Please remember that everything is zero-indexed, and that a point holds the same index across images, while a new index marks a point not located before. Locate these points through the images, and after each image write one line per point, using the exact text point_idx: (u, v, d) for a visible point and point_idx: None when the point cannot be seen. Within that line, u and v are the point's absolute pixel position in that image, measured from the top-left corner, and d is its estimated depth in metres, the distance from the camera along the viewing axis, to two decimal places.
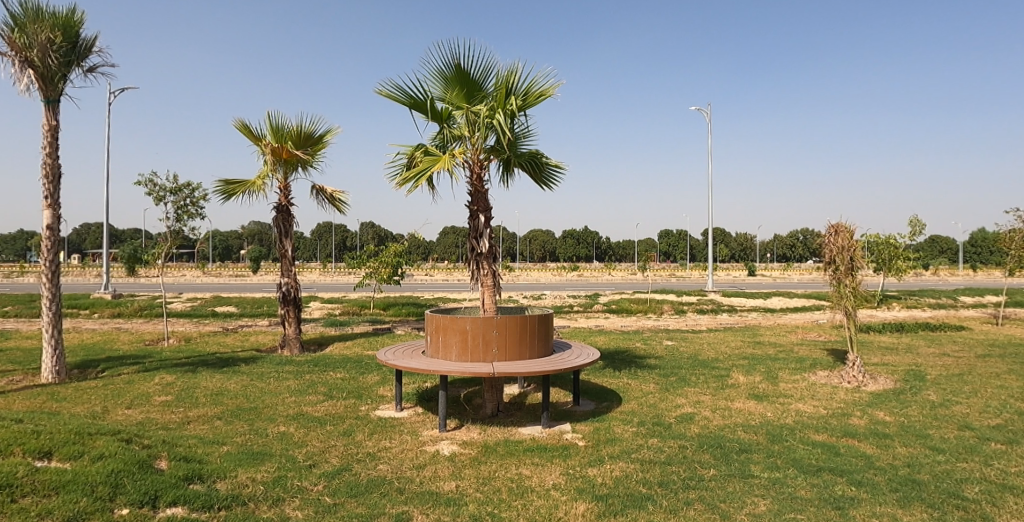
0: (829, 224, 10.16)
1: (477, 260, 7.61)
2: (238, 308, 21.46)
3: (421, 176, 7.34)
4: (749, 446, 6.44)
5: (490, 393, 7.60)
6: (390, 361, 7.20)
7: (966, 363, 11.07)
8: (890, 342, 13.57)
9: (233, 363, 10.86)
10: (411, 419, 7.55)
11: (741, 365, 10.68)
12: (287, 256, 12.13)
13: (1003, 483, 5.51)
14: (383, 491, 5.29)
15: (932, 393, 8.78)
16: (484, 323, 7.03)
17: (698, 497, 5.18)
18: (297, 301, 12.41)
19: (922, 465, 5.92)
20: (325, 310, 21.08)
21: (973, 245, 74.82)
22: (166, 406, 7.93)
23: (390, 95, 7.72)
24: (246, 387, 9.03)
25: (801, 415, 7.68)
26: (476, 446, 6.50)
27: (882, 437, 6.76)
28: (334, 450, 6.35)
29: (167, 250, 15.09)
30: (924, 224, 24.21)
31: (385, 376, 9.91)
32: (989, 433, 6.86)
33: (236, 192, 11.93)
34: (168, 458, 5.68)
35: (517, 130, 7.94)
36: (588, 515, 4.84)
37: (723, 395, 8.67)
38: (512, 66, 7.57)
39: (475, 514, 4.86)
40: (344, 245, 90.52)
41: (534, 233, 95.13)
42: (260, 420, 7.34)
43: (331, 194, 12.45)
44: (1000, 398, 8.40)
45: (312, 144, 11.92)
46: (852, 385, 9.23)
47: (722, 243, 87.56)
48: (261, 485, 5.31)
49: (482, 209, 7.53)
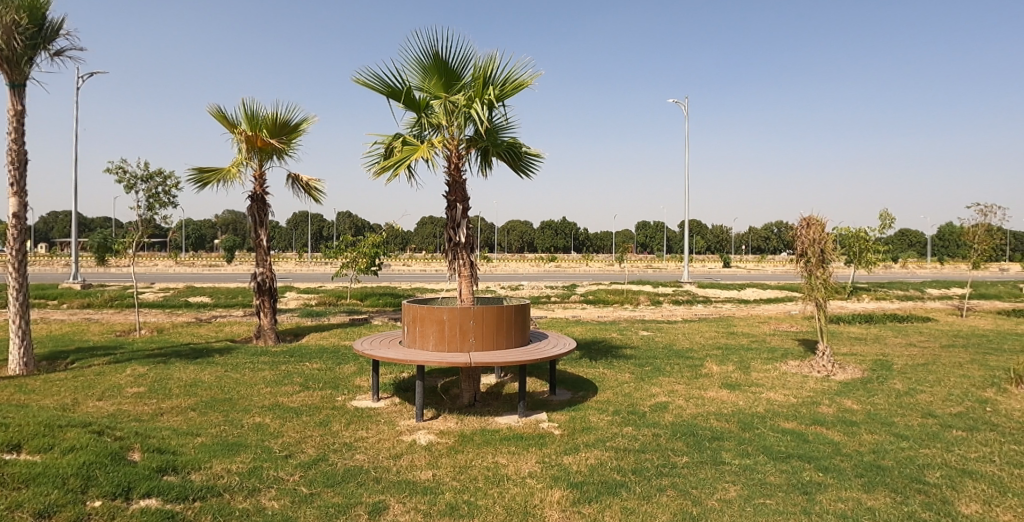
0: (801, 217, 10.37)
1: (454, 250, 7.59)
2: (211, 298, 21.19)
3: (399, 164, 7.29)
4: (721, 434, 6.59)
5: (467, 383, 7.65)
6: (366, 352, 7.16)
7: (930, 353, 11.41)
8: (859, 333, 13.90)
9: (207, 354, 10.71)
10: (388, 409, 7.56)
11: (715, 356, 10.84)
12: (262, 245, 12.02)
13: (963, 468, 5.73)
14: (360, 481, 5.31)
15: (898, 382, 9.05)
16: (461, 313, 7.06)
17: (671, 483, 5.29)
18: (272, 292, 12.26)
19: (887, 452, 6.12)
20: (302, 301, 20.94)
21: (940, 239, 76.66)
22: (139, 397, 7.82)
23: (366, 84, 7.67)
24: (220, 378, 8.92)
25: (772, 403, 7.85)
26: (452, 435, 6.54)
27: (849, 425, 6.95)
28: (310, 440, 6.35)
29: (139, 239, 14.81)
30: (894, 218, 24.71)
31: (361, 366, 9.90)
32: (951, 421, 7.10)
33: (209, 180, 11.75)
34: (140, 450, 5.63)
35: (495, 121, 7.94)
36: (564, 503, 4.92)
37: (697, 384, 8.82)
38: (490, 56, 7.56)
39: (452, 502, 4.91)
40: (320, 236, 89.80)
41: (512, 225, 95.25)
42: (234, 411, 7.28)
43: (307, 183, 12.33)
44: (962, 387, 8.69)
45: (287, 132, 11.80)
46: (822, 375, 9.46)
47: (697, 236, 88.57)
48: (236, 476, 5.28)
49: (460, 198, 7.53)
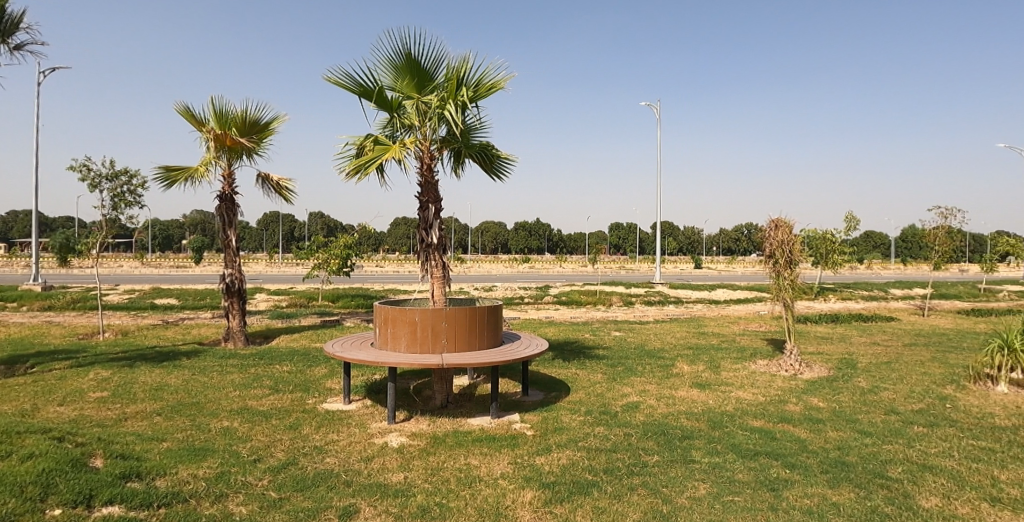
0: (770, 219, 10.57)
1: (426, 251, 7.55)
2: (178, 300, 20.73)
3: (371, 165, 7.23)
4: (691, 432, 6.67)
5: (439, 384, 7.62)
6: (336, 354, 7.08)
7: (893, 351, 11.73)
8: (826, 333, 14.22)
9: (174, 357, 10.48)
10: (360, 411, 7.49)
11: (686, 355, 10.99)
12: (231, 246, 11.81)
13: (923, 463, 5.90)
14: (330, 484, 5.24)
15: (862, 380, 9.28)
16: (433, 314, 7.03)
17: (641, 482, 5.34)
18: (241, 293, 12.05)
19: (851, 448, 6.27)
20: (272, 302, 20.63)
21: (904, 241, 78.86)
22: (102, 402, 7.61)
23: (337, 83, 7.59)
24: (187, 382, 8.73)
25: (741, 402, 7.99)
26: (424, 437, 6.50)
27: (815, 422, 7.11)
28: (279, 444, 6.25)
29: (103, 240, 14.42)
30: (859, 220, 25.35)
31: (333, 369, 9.79)
32: (912, 417, 7.31)
33: (176, 180, 11.50)
34: (103, 456, 5.48)
35: (468, 122, 7.93)
36: (536, 503, 4.93)
37: (668, 383, 8.93)
38: (463, 57, 7.55)
39: (424, 504, 4.88)
40: (291, 237, 88.58)
41: (486, 226, 95.21)
42: (201, 416, 7.13)
43: (277, 183, 12.15)
44: (924, 385, 8.94)
45: (257, 131, 11.61)
46: (789, 373, 9.65)
47: (669, 237, 89.59)
48: (202, 482, 5.18)
49: (432, 199, 7.50)
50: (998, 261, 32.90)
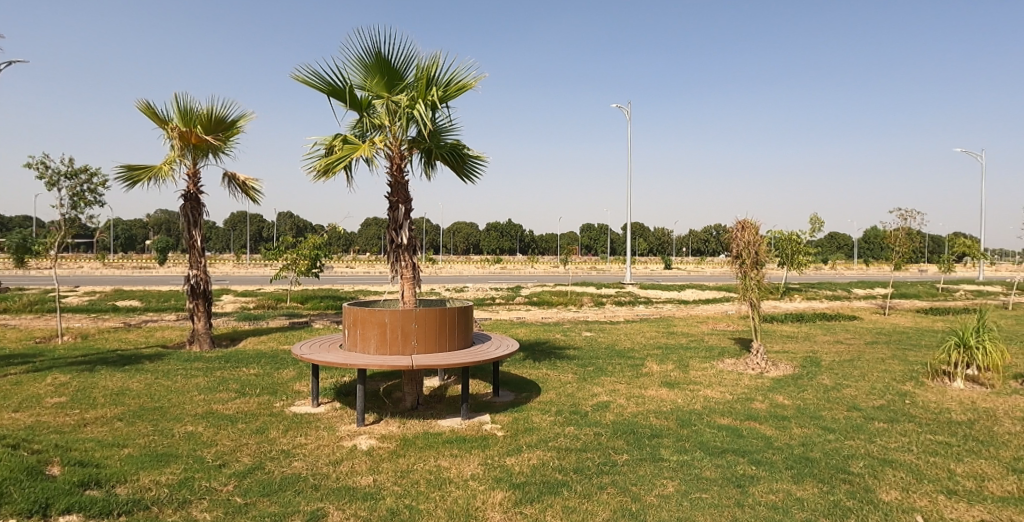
0: (737, 220, 10.75)
1: (396, 252, 7.49)
2: (141, 302, 20.20)
3: (339, 164, 7.14)
4: (660, 431, 6.75)
5: (409, 386, 7.57)
6: (305, 356, 6.98)
7: (855, 349, 12.04)
8: (791, 331, 14.52)
9: (136, 361, 10.20)
10: (328, 414, 7.40)
11: (655, 355, 11.11)
12: (196, 246, 11.55)
13: (884, 458, 6.07)
14: (297, 489, 5.16)
15: (826, 377, 9.51)
16: (403, 315, 6.98)
17: (611, 481, 5.38)
18: (207, 295, 11.80)
19: (815, 444, 6.41)
20: (239, 304, 20.23)
21: (866, 242, 81.06)
22: (60, 408, 7.37)
23: (306, 81, 7.49)
24: (150, 386, 8.50)
25: (709, 400, 8.11)
26: (394, 439, 6.45)
27: (781, 419, 7.25)
28: (245, 448, 6.13)
29: (61, 240, 13.97)
30: (823, 222, 25.96)
31: (301, 371, 9.64)
32: (873, 413, 7.51)
33: (139, 178, 11.21)
34: (60, 464, 5.31)
35: (438, 122, 7.90)
36: (506, 503, 4.93)
37: (637, 383, 9.01)
38: (433, 57, 7.51)
39: (393, 507, 4.84)
40: (259, 237, 87.06)
41: (458, 226, 94.96)
42: (164, 420, 6.96)
43: (244, 182, 11.93)
44: (884, 381, 9.19)
45: (223, 129, 11.39)
46: (756, 372, 9.83)
47: (640, 238, 90.50)
48: (165, 488, 5.05)
49: (402, 200, 7.44)
50: (954, 261, 34.02)
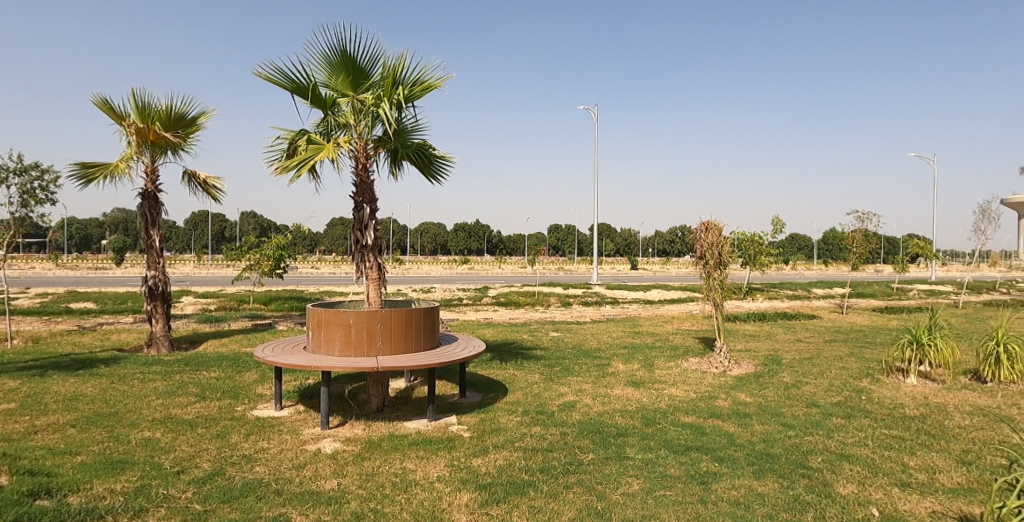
0: (701, 221, 10.93)
1: (361, 252, 7.41)
2: (96, 304, 19.55)
3: (303, 164, 7.03)
4: (625, 430, 6.81)
5: (375, 388, 7.50)
6: (267, 359, 6.84)
7: (814, 348, 12.36)
8: (753, 330, 14.83)
9: (91, 365, 9.86)
10: (292, 417, 7.27)
11: (621, 354, 11.23)
12: (154, 246, 11.23)
13: (841, 452, 6.24)
14: (259, 494, 5.06)
15: (786, 375, 9.74)
16: (368, 317, 6.90)
17: (577, 480, 5.41)
18: (166, 296, 11.48)
19: (775, 440, 6.56)
20: (200, 305, 19.73)
21: (825, 243, 83.36)
22: (9, 415, 7.08)
23: (269, 78, 7.36)
24: (105, 391, 8.23)
25: (673, 399, 8.23)
26: (359, 442, 6.37)
27: (742, 416, 7.40)
28: (205, 454, 5.98)
29: (10, 239, 13.42)
30: (784, 223, 26.59)
31: (264, 374, 9.45)
32: (831, 409, 7.72)
33: (93, 176, 10.85)
34: (8, 473, 5.10)
35: (404, 122, 7.84)
36: (472, 505, 4.92)
37: (603, 382, 9.08)
38: (399, 56, 7.47)
39: (358, 511, 4.78)
40: (221, 237, 85.11)
41: (426, 226, 94.41)
42: (120, 426, 6.74)
43: (205, 181, 11.65)
44: (842, 378, 9.46)
45: (183, 126, 11.10)
46: (719, 370, 10.01)
47: (607, 239, 91.36)
48: (120, 496, 4.90)
49: (367, 200, 7.36)
50: (908, 261, 35.21)
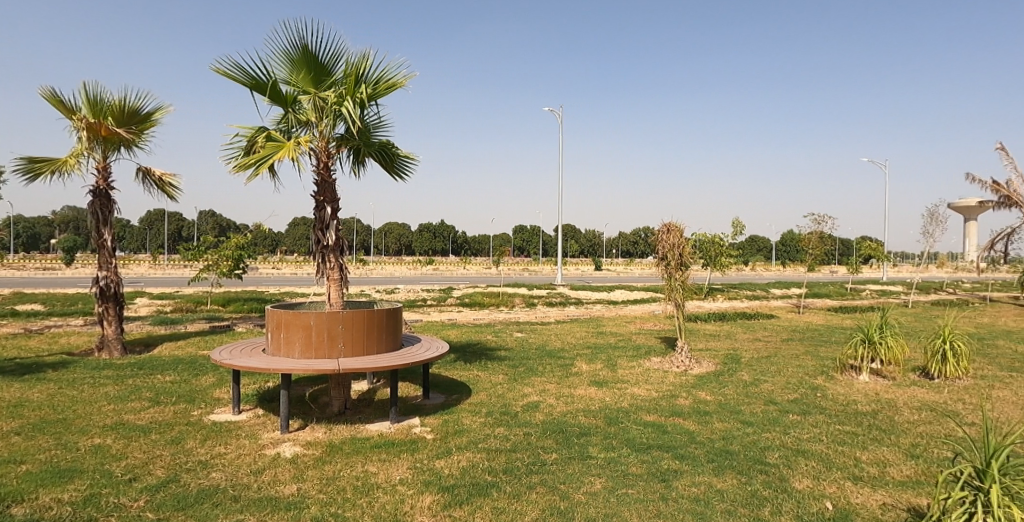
0: (662, 223, 11.10)
1: (323, 252, 7.29)
2: (44, 306, 18.77)
3: (263, 162, 6.88)
4: (588, 429, 6.87)
5: (336, 390, 7.39)
6: (224, 361, 6.67)
7: (772, 347, 12.67)
8: (713, 330, 15.13)
9: (37, 370, 9.46)
10: (250, 421, 7.11)
11: (585, 355, 11.31)
12: (106, 246, 10.85)
13: (797, 448, 6.41)
14: (215, 501, 4.93)
15: (744, 373, 9.96)
16: (329, 318, 6.79)
17: (540, 480, 5.43)
18: (118, 298, 11.10)
19: (734, 437, 6.70)
20: (155, 307, 19.14)
21: (783, 245, 85.61)
22: None
23: (227, 74, 7.19)
24: (52, 397, 7.91)
25: (635, 398, 8.33)
26: (320, 446, 6.27)
27: (703, 415, 7.54)
28: (159, 460, 5.80)
29: None
30: (744, 225, 27.21)
31: (222, 378, 9.22)
32: (788, 406, 7.94)
33: (41, 172, 10.42)
34: None
35: (367, 121, 7.75)
36: (435, 507, 4.89)
37: (567, 382, 9.14)
38: (363, 54, 7.39)
39: (318, 516, 4.71)
40: (178, 237, 82.75)
41: (391, 226, 93.53)
42: (68, 433, 6.49)
43: (160, 178, 11.31)
44: (798, 376, 9.73)
45: (137, 121, 10.76)
46: (680, 370, 10.18)
47: (573, 239, 92.02)
48: (68, 506, 4.71)
49: (329, 199, 7.25)
50: (861, 262, 36.42)
